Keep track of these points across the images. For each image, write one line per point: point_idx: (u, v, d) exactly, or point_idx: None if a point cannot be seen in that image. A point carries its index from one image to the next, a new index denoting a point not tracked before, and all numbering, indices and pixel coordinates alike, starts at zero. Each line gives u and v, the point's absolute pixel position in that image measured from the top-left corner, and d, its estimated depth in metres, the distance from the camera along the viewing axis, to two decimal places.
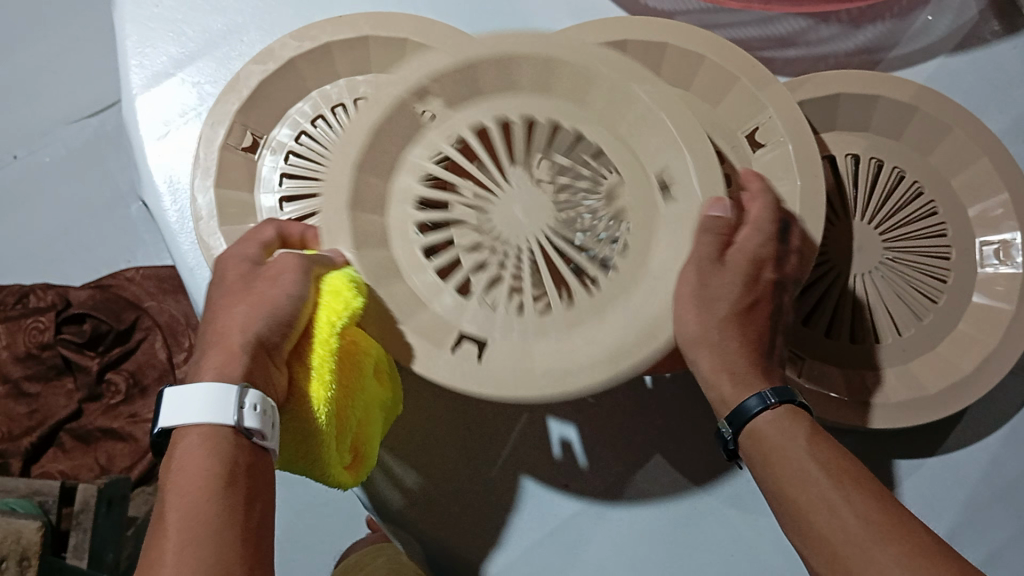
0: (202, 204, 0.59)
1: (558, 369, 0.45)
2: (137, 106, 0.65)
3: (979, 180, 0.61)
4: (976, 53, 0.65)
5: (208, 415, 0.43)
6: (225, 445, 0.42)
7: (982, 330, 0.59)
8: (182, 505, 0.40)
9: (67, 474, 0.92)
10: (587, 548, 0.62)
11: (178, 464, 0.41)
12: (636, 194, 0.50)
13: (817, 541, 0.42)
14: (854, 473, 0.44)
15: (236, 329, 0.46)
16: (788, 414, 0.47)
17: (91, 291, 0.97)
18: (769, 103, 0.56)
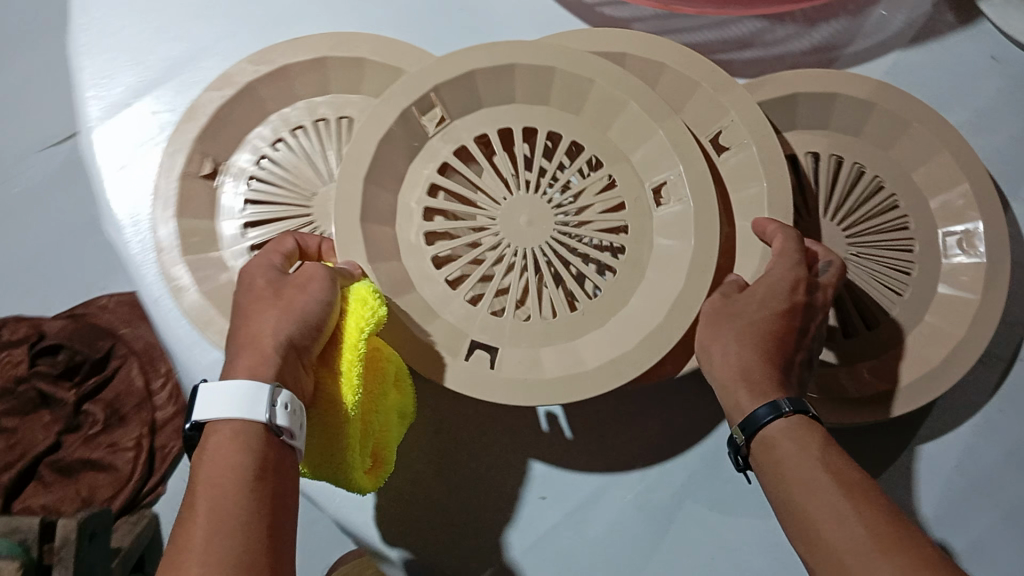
0: (164, 235, 0.59)
1: (564, 378, 0.49)
2: (94, 139, 0.65)
3: (941, 173, 0.61)
4: (932, 46, 0.66)
5: (237, 412, 0.42)
6: (255, 442, 0.42)
7: (951, 323, 0.59)
8: (209, 496, 0.39)
9: (50, 508, 0.89)
10: (579, 551, 0.61)
11: (207, 460, 0.41)
12: (632, 208, 0.56)
13: (820, 550, 0.40)
14: (858, 483, 0.41)
15: (263, 334, 0.45)
16: (800, 424, 0.45)
17: (64, 321, 0.94)
18: (733, 108, 0.57)
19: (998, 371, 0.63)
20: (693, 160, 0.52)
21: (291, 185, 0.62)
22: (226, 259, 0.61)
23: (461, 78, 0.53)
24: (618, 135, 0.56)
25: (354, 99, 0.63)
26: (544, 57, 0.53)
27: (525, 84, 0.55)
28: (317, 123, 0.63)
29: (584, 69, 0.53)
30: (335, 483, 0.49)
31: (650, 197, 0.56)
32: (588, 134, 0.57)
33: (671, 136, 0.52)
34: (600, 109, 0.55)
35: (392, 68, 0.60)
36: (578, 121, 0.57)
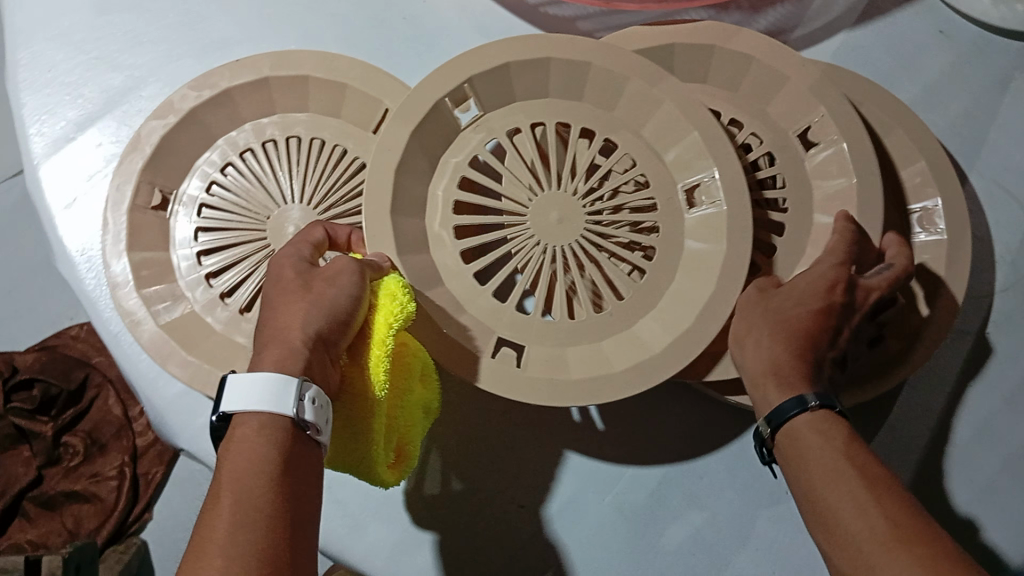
0: (117, 270, 0.58)
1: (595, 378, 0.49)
2: (41, 175, 0.63)
3: (898, 151, 0.61)
4: (879, 25, 0.66)
5: (266, 404, 0.41)
6: (282, 437, 0.41)
7: (917, 302, 0.59)
8: (231, 485, 0.38)
9: (35, 542, 0.88)
10: (586, 539, 0.61)
11: (234, 452, 0.40)
12: (663, 207, 0.55)
13: (842, 540, 0.40)
14: (883, 481, 0.41)
15: (294, 326, 0.44)
16: (829, 421, 0.45)
17: (36, 353, 0.94)
18: (822, 101, 0.56)
19: (969, 346, 0.63)
20: (727, 159, 0.52)
21: (244, 210, 0.60)
22: (182, 288, 0.60)
23: (498, 69, 0.53)
24: (655, 131, 0.55)
25: (301, 118, 0.62)
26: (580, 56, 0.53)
27: (560, 82, 0.55)
28: (265, 145, 0.62)
29: (618, 62, 0.53)
30: (355, 474, 0.48)
31: (682, 198, 0.55)
32: (621, 130, 0.56)
33: (710, 137, 0.52)
34: (636, 106, 0.55)
35: (338, 83, 0.59)
36: (609, 117, 0.56)
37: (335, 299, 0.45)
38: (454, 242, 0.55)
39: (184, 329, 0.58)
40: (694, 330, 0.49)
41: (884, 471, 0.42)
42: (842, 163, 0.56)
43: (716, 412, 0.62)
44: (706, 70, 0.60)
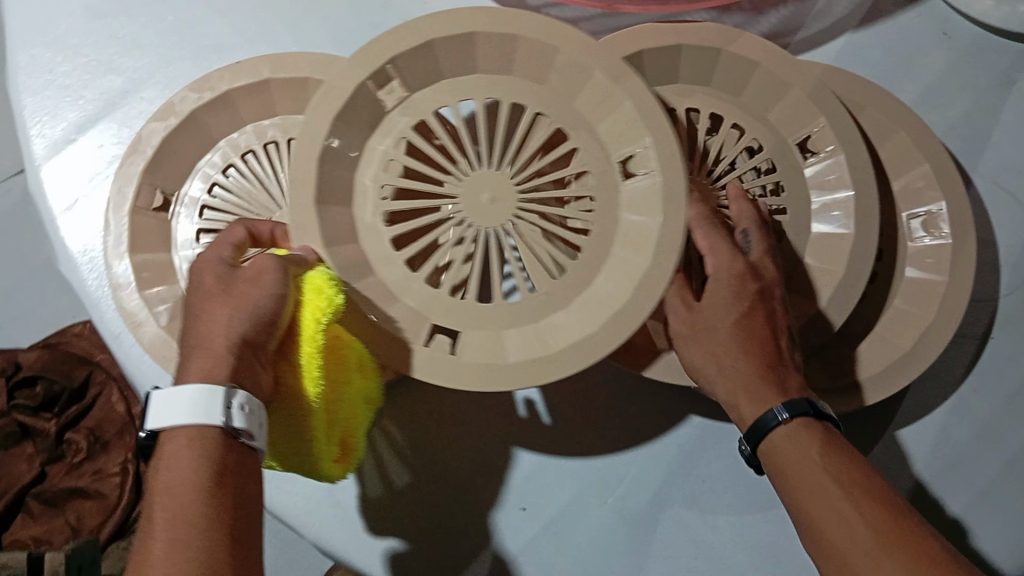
0: (119, 272, 0.58)
1: (525, 361, 0.48)
2: (43, 177, 0.63)
3: (901, 154, 0.61)
4: (881, 25, 0.65)
5: (190, 417, 0.41)
6: (212, 448, 0.41)
7: (919, 306, 0.59)
8: (166, 506, 0.39)
9: (39, 539, 0.88)
10: (581, 540, 0.61)
11: (162, 471, 0.40)
12: (598, 180, 0.54)
13: (827, 548, 0.42)
14: (864, 487, 0.43)
15: (217, 331, 0.44)
16: (802, 428, 0.47)
17: (39, 351, 0.94)
18: (823, 112, 0.56)
19: (970, 349, 0.63)
20: (659, 124, 0.50)
21: (246, 211, 0.61)
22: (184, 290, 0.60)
23: (422, 46, 0.51)
24: (589, 103, 0.54)
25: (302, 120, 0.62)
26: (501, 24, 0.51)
27: (488, 54, 0.54)
28: (266, 147, 0.62)
29: (544, 34, 0.51)
30: (304, 471, 0.50)
31: (617, 170, 0.54)
32: (555, 104, 0.55)
33: (641, 103, 0.50)
34: (568, 78, 0.53)
35: None
36: (543, 91, 0.55)
37: (257, 305, 0.45)
38: (386, 229, 0.54)
39: None
40: (620, 313, 0.48)
41: (861, 474, 0.44)
42: (841, 173, 0.57)
43: (711, 411, 0.62)
44: (708, 73, 0.59)
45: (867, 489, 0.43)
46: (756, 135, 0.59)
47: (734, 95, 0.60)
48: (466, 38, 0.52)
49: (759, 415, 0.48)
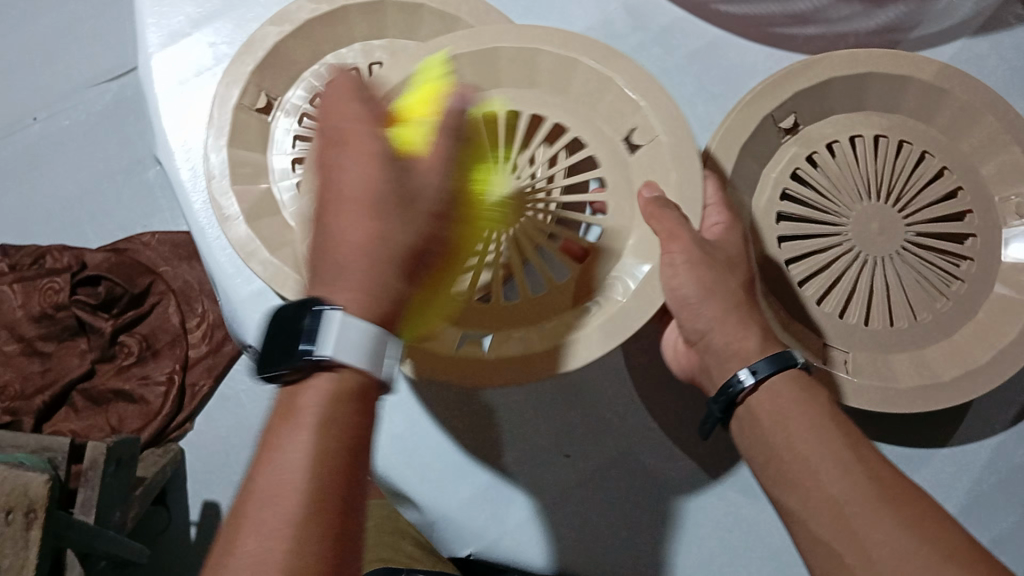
0: (215, 163, 0.59)
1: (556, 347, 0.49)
2: (154, 65, 0.65)
3: (1013, 169, 0.60)
4: (996, 37, 0.65)
5: (363, 363, 0.37)
6: (352, 406, 0.37)
7: (1001, 322, 0.58)
8: (302, 474, 0.35)
9: (78, 433, 0.91)
10: (615, 501, 0.62)
11: (297, 428, 0.36)
12: (607, 161, 0.54)
13: (824, 509, 0.43)
14: (849, 437, 0.45)
15: (366, 219, 0.39)
16: (783, 379, 0.47)
17: (106, 254, 0.96)
18: None
19: None
20: (658, 98, 0.51)
21: None
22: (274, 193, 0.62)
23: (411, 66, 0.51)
24: (581, 99, 0.54)
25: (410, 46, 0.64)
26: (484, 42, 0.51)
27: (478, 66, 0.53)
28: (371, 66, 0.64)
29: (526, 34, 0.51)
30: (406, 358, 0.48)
31: (623, 147, 0.54)
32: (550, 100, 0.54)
33: (641, 92, 0.51)
34: (557, 72, 0.53)
35: (452, 17, 0.61)
36: (535, 90, 0.54)
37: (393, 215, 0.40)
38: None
39: (272, 233, 0.60)
40: (627, 311, 0.49)
41: (841, 426, 0.46)
42: None
43: None
44: (933, 112, 0.61)
45: (851, 443, 0.45)
46: (926, 146, 0.61)
47: (892, 113, 0.62)
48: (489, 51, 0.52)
49: (729, 379, 0.48)
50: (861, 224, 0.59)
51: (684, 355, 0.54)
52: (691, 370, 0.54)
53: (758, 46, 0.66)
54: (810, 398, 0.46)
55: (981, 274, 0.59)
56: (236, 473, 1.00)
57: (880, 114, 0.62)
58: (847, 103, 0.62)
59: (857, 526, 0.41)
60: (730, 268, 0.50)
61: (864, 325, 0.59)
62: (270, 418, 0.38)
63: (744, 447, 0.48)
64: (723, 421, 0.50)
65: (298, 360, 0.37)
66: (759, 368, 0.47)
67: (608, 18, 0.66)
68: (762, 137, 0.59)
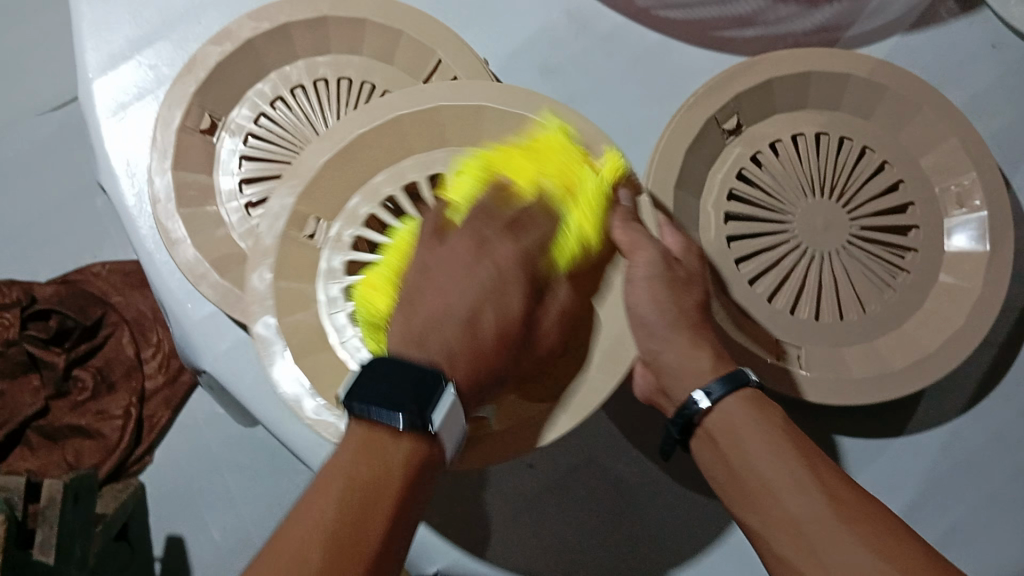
0: (159, 187, 0.59)
1: (565, 405, 0.49)
2: (93, 89, 0.65)
3: (949, 161, 0.61)
4: (932, 31, 0.67)
5: (445, 436, 0.41)
6: (394, 455, 0.39)
7: (947, 310, 0.59)
8: (352, 514, 0.37)
9: (35, 471, 0.89)
10: (578, 511, 0.62)
11: (348, 465, 0.38)
12: None
13: (787, 530, 0.42)
14: (804, 452, 0.44)
15: (452, 297, 0.46)
16: (737, 399, 0.46)
17: (56, 286, 0.94)
18: (976, 167, 0.60)
19: (989, 357, 0.64)
20: (580, 124, 0.51)
21: (289, 143, 0.63)
22: (222, 215, 0.62)
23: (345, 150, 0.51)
24: None
25: (353, 61, 0.64)
26: (379, 119, 0.51)
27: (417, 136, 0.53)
28: (315, 83, 0.64)
29: (447, 99, 0.52)
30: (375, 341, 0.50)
31: None
32: None
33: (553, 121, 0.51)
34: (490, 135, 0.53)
35: (393, 30, 0.61)
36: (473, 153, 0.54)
37: (510, 294, 0.47)
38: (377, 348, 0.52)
39: (223, 253, 0.60)
40: (593, 379, 0.49)
41: (800, 443, 0.45)
42: (982, 228, 0.60)
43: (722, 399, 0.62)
44: (872, 107, 0.62)
45: (807, 459, 0.44)
46: (867, 142, 0.62)
47: (832, 111, 0.63)
48: (393, 126, 0.52)
49: (684, 400, 0.48)
50: (805, 220, 0.60)
51: (640, 374, 0.53)
52: (649, 391, 0.53)
53: (701, 50, 0.67)
54: (765, 415, 0.46)
55: (925, 262, 0.61)
56: (197, 505, 0.99)
57: (820, 113, 0.63)
58: (788, 103, 0.63)
59: (817, 548, 0.40)
60: (690, 286, 0.51)
61: (813, 320, 0.59)
62: (353, 452, 0.39)
63: (704, 469, 0.48)
64: (683, 443, 0.50)
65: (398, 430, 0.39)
66: (713, 389, 0.47)
67: (550, 29, 0.67)
68: (706, 140, 0.60)
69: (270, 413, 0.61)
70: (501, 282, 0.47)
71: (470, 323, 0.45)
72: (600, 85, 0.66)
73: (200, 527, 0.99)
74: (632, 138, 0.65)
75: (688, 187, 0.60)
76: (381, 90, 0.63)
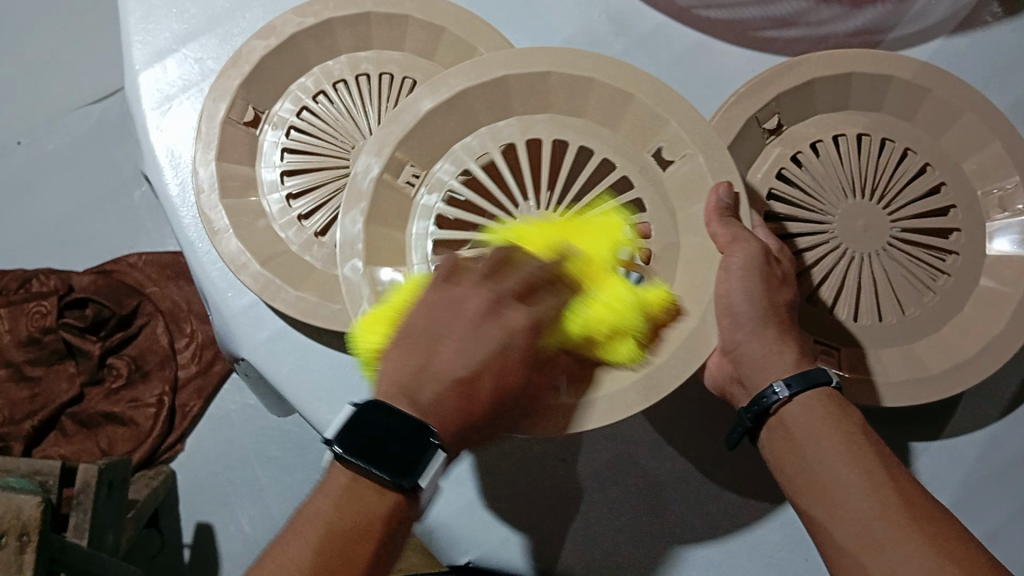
0: (203, 178, 0.60)
1: (627, 397, 0.47)
2: (139, 81, 0.66)
3: (992, 165, 0.61)
4: (975, 35, 0.66)
5: (425, 494, 0.41)
6: (375, 503, 0.40)
7: (986, 314, 0.59)
8: (323, 559, 0.38)
9: (68, 458, 0.90)
10: (610, 506, 0.62)
11: (330, 503, 0.40)
12: (641, 178, 0.53)
13: (852, 527, 0.42)
14: (878, 456, 0.44)
15: (450, 357, 0.42)
16: (817, 395, 0.46)
17: (93, 277, 0.96)
18: (1019, 171, 0.60)
19: None
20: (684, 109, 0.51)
21: (330, 137, 0.63)
22: (263, 207, 0.63)
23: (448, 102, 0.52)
24: (628, 131, 0.54)
25: (396, 57, 0.64)
26: (486, 76, 0.52)
27: (521, 93, 0.53)
28: (357, 78, 0.64)
29: (555, 61, 0.52)
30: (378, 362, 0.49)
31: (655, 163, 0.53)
32: (598, 134, 0.54)
33: (657, 97, 0.51)
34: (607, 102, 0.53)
35: (435, 26, 0.62)
36: (581, 123, 0.54)
37: (515, 346, 0.43)
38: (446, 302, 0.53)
39: (263, 245, 0.60)
40: (670, 365, 0.47)
41: (872, 443, 0.45)
42: None
43: None
44: (915, 109, 0.62)
45: (881, 459, 0.44)
46: (909, 144, 0.61)
47: (874, 112, 0.62)
48: (495, 87, 0.52)
49: (761, 389, 0.48)
50: (845, 221, 0.59)
51: (714, 363, 0.53)
52: (722, 381, 0.53)
53: (742, 50, 0.66)
54: (841, 414, 0.46)
55: (967, 266, 0.60)
56: (229, 493, 1.00)
57: (862, 115, 0.62)
58: (830, 104, 0.63)
59: (884, 542, 0.40)
60: (782, 284, 0.50)
61: (852, 321, 0.59)
62: (336, 500, 0.40)
63: (772, 460, 0.48)
64: (751, 434, 0.49)
65: (387, 484, 0.40)
66: (792, 382, 0.46)
67: (590, 26, 0.67)
68: (745, 139, 0.60)
69: (303, 397, 0.62)
70: (509, 339, 0.43)
71: (467, 382, 0.42)
72: None
73: (230, 517, 1.00)
74: None
75: None
76: (426, 88, 0.63)
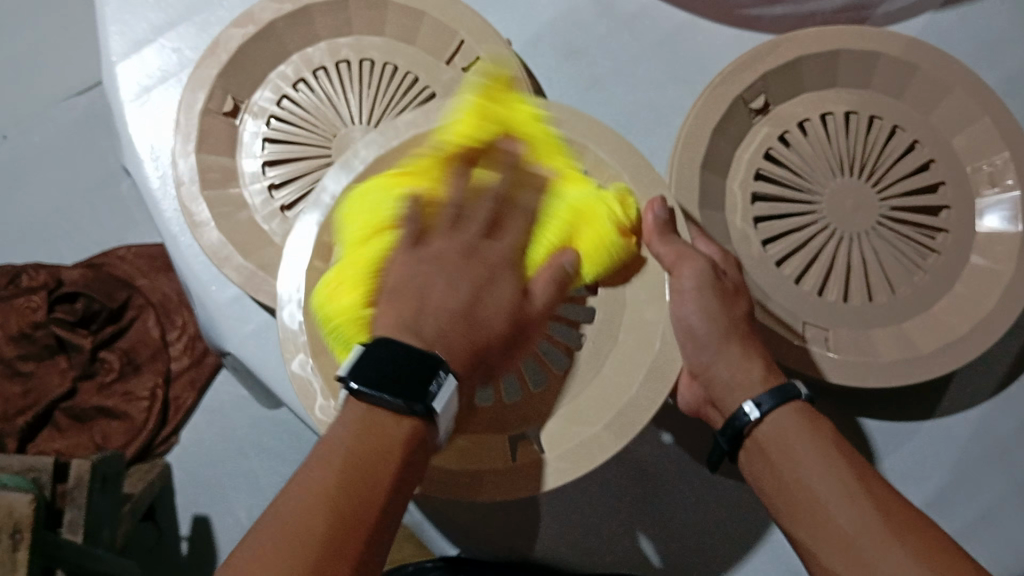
0: (182, 169, 0.59)
1: (592, 437, 0.47)
2: (117, 73, 0.65)
3: (984, 139, 0.60)
4: (964, 9, 0.66)
5: (440, 426, 0.39)
6: (384, 431, 0.37)
7: (979, 293, 0.58)
8: (333, 491, 0.35)
9: (63, 453, 0.90)
10: (602, 493, 0.62)
11: (337, 437, 0.37)
12: None
13: (838, 546, 0.41)
14: (856, 467, 0.43)
15: (440, 294, 0.42)
16: (790, 411, 0.46)
17: (82, 270, 0.94)
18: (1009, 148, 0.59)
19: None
20: (598, 129, 0.51)
21: (312, 128, 0.62)
22: (245, 197, 0.62)
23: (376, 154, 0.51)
24: None
25: (376, 42, 0.63)
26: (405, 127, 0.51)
27: None
28: (338, 65, 0.63)
29: None
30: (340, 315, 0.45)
31: None
32: None
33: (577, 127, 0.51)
34: None
35: (415, 11, 0.61)
36: None
37: (499, 288, 0.44)
38: None
39: (246, 237, 0.60)
40: (639, 395, 0.47)
41: (844, 453, 0.44)
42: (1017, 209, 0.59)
43: None
44: (902, 86, 0.61)
45: (857, 471, 0.43)
46: (898, 121, 0.61)
47: (862, 90, 0.62)
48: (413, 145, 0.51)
49: (734, 412, 0.47)
50: (834, 201, 0.59)
51: (685, 386, 0.53)
52: (695, 402, 0.52)
53: (726, 29, 0.66)
54: (813, 427, 0.45)
55: (957, 244, 0.60)
56: (224, 486, 1.00)
57: (852, 92, 0.62)
58: (820, 81, 0.62)
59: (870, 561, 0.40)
60: (736, 295, 0.50)
61: (843, 302, 0.59)
62: (349, 432, 0.37)
63: (754, 480, 0.47)
64: (730, 454, 0.49)
65: (396, 407, 0.37)
66: (762, 401, 0.46)
67: (574, 7, 0.66)
68: (732, 120, 0.59)
69: (290, 394, 0.62)
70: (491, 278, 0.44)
71: (470, 319, 0.42)
72: (626, 64, 0.65)
73: (225, 509, 0.99)
74: (657, 118, 0.65)
75: (714, 168, 0.59)
76: (407, 74, 0.63)
